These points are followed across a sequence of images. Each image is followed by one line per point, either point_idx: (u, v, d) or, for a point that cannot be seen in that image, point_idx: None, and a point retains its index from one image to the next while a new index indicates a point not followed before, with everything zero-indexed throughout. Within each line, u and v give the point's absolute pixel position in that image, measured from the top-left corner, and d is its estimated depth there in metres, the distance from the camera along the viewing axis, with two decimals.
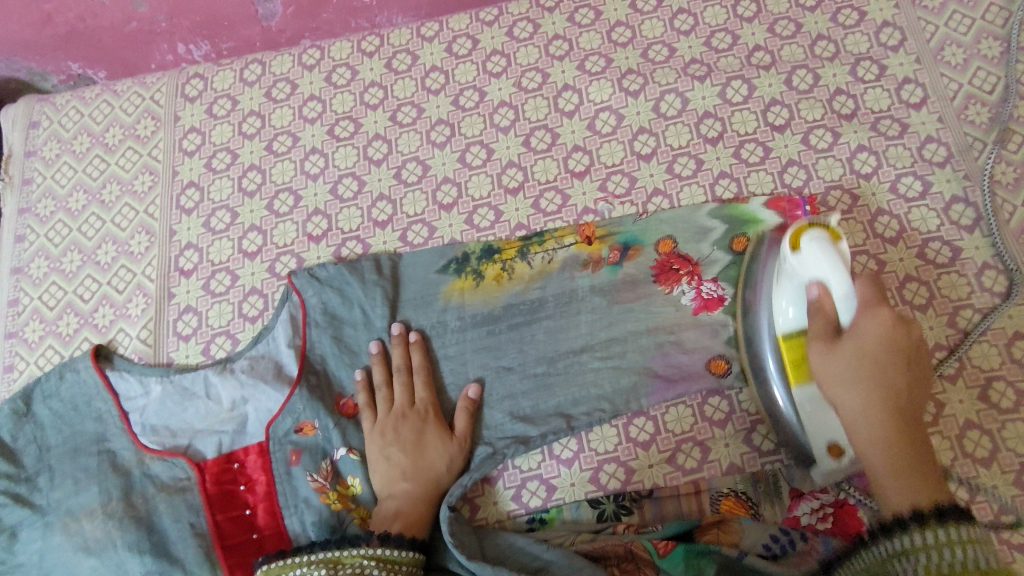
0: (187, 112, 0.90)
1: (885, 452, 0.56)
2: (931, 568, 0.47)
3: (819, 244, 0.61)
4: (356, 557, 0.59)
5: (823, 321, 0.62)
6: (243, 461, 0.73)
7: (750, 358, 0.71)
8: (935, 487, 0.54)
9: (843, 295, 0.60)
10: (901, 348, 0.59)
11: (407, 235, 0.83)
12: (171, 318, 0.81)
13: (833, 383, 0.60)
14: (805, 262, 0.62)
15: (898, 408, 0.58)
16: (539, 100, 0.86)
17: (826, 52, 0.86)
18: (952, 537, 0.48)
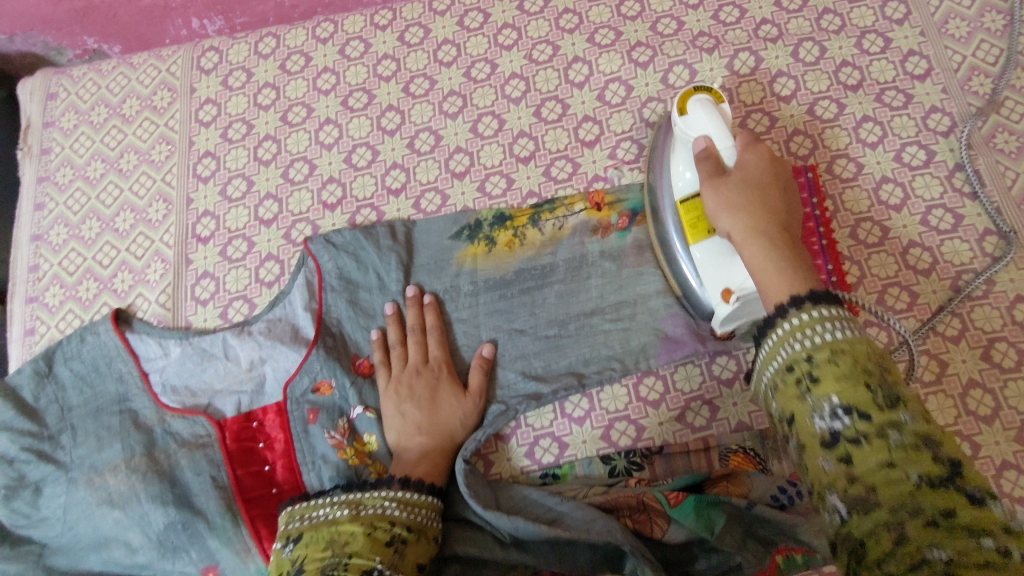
0: (203, 83, 0.92)
1: (771, 257, 0.56)
2: (828, 390, 0.45)
3: (702, 105, 0.69)
4: (379, 500, 0.62)
5: (711, 164, 0.65)
6: (262, 419, 0.75)
7: (658, 238, 0.76)
8: (809, 269, 0.55)
9: (727, 145, 0.66)
10: (773, 178, 0.63)
11: (421, 202, 0.84)
12: (189, 284, 0.83)
13: (716, 210, 0.63)
14: (691, 121, 0.69)
15: (778, 216, 0.60)
16: (550, 71, 0.88)
17: (831, 25, 0.87)
18: (833, 320, 0.49)
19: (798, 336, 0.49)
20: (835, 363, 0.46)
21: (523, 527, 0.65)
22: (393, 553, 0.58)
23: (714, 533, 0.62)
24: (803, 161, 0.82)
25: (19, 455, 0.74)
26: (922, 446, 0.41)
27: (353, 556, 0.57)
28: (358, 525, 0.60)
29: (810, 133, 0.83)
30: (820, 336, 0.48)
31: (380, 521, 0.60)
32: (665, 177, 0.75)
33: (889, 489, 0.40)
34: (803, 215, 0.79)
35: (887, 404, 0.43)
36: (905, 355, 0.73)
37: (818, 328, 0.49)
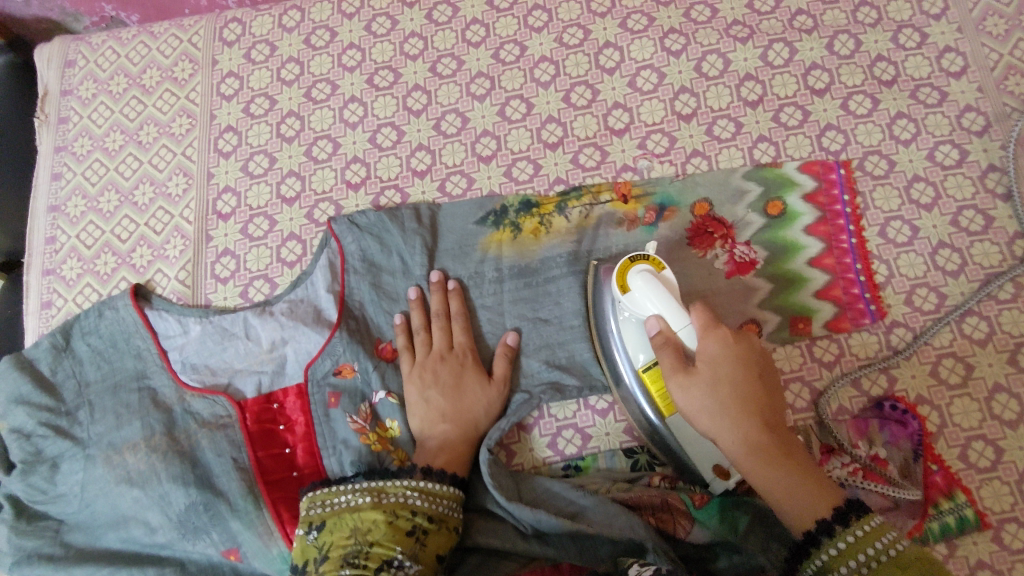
0: (225, 56, 0.90)
1: (783, 475, 0.56)
2: (851, 556, 0.52)
3: (643, 280, 0.63)
4: (400, 488, 0.61)
5: (673, 352, 0.61)
6: (283, 401, 0.74)
7: (621, 394, 0.71)
8: (825, 491, 0.55)
9: (682, 325, 0.61)
10: (745, 362, 0.59)
11: (446, 185, 0.83)
12: (209, 261, 0.82)
13: (709, 431, 0.58)
14: (636, 300, 0.64)
15: (764, 419, 0.58)
16: (580, 55, 0.86)
17: (868, 18, 0.86)
18: (817, 504, 0.54)
19: (800, 510, 0.55)
20: (856, 542, 0.52)
21: (545, 520, 0.65)
22: (414, 545, 0.59)
23: (737, 534, 0.64)
24: (835, 157, 0.81)
25: (36, 429, 0.73)
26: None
27: (375, 548, 0.57)
28: (380, 514, 0.59)
29: (844, 128, 0.82)
30: (872, 550, 0.51)
31: (402, 510, 0.60)
32: (616, 337, 0.69)
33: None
34: (833, 212, 0.78)
35: (884, 555, 0.51)
36: (931, 356, 0.73)
37: (862, 554, 0.52)
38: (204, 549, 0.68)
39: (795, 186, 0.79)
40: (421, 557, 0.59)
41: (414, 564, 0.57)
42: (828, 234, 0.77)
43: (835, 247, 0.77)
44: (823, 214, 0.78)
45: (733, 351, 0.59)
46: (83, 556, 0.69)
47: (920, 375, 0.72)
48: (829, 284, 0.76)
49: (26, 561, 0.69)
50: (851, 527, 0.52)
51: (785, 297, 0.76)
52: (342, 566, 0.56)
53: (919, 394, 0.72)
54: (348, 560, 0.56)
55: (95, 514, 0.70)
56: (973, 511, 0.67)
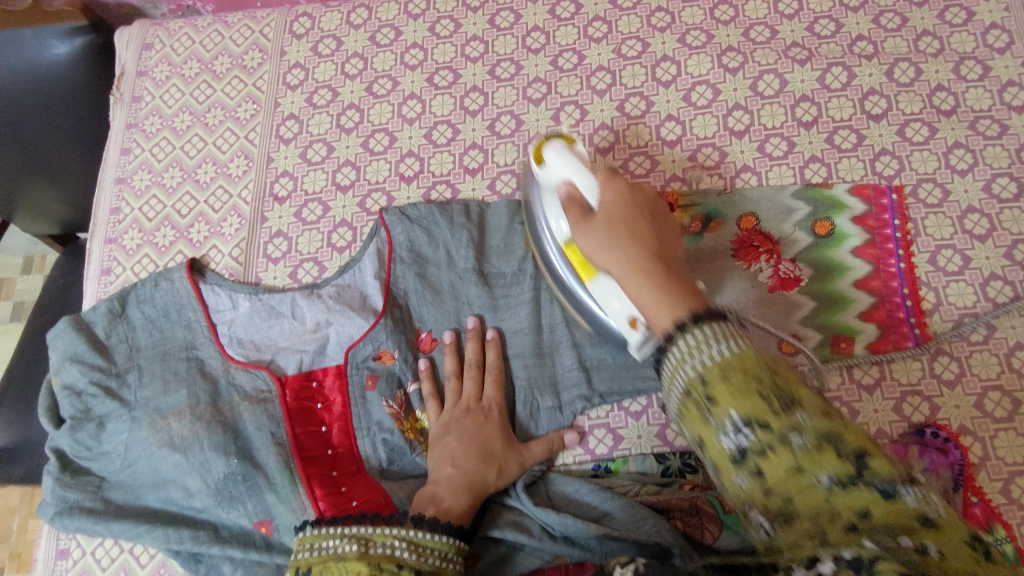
0: (294, 48, 0.94)
1: (630, 245, 0.52)
2: (733, 408, 0.40)
3: (559, 152, 0.64)
4: (389, 538, 0.56)
5: (577, 210, 0.58)
6: (322, 380, 0.76)
7: (557, 279, 0.72)
8: (683, 293, 0.47)
9: (586, 184, 0.59)
10: (647, 207, 0.56)
11: (496, 184, 0.85)
12: (262, 241, 0.85)
13: (597, 245, 0.54)
14: (551, 171, 0.65)
15: (646, 236, 0.53)
16: (637, 67, 0.88)
17: (929, 48, 0.86)
18: (717, 336, 0.42)
19: (694, 351, 0.42)
20: (729, 379, 0.40)
21: (573, 525, 0.65)
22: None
23: None
24: (888, 181, 0.80)
25: (87, 388, 0.76)
26: (827, 443, 0.38)
27: None
28: (365, 565, 0.53)
29: (898, 154, 0.81)
30: (706, 356, 0.42)
31: (387, 562, 0.54)
32: (540, 207, 0.71)
33: (805, 495, 0.38)
34: (882, 235, 0.78)
35: (784, 411, 0.39)
36: (977, 388, 0.72)
37: (697, 353, 0.42)
38: (236, 517, 0.69)
39: (844, 208, 0.79)
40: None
41: None
42: (876, 258, 0.77)
43: (882, 271, 0.76)
44: (871, 237, 0.77)
45: (626, 198, 0.56)
46: (121, 513, 0.71)
47: (964, 406, 0.71)
48: (874, 307, 0.75)
49: (68, 513, 0.72)
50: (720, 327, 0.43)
51: (828, 316, 0.75)
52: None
53: (963, 424, 0.70)
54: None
55: (137, 475, 0.73)
56: (1013, 547, 0.65)
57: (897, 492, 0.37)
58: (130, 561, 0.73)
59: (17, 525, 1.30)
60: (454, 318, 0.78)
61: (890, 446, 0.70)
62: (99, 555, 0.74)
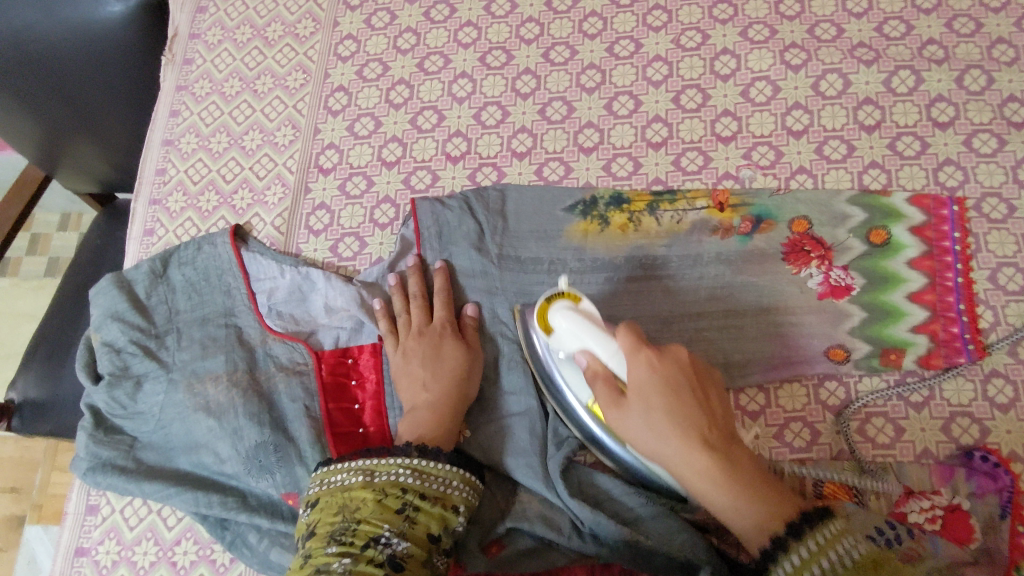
0: (347, 19, 0.93)
1: (675, 423, 0.59)
2: (814, 563, 0.53)
3: (565, 313, 0.64)
4: (392, 467, 0.60)
5: (609, 390, 0.62)
6: (357, 357, 0.76)
7: (558, 406, 0.69)
8: (774, 499, 0.57)
9: (609, 350, 0.62)
10: (671, 386, 0.59)
11: (543, 169, 0.83)
12: (305, 212, 0.84)
13: (644, 435, 0.60)
14: (558, 337, 0.65)
15: (698, 429, 0.59)
16: (696, 59, 0.86)
17: (1004, 56, 0.82)
18: (833, 540, 0.54)
19: (809, 549, 0.53)
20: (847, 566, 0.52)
21: (605, 525, 0.64)
22: (402, 522, 0.57)
23: None
24: (950, 192, 0.77)
25: (126, 346, 0.76)
26: (865, 562, 0.52)
27: (362, 524, 0.56)
28: (370, 493, 0.58)
29: (963, 165, 0.78)
30: (831, 560, 0.52)
31: (392, 489, 0.59)
32: (551, 368, 0.69)
33: (828, 563, 0.52)
34: (941, 248, 0.75)
35: (875, 564, 0.52)
36: None
37: (823, 562, 0.53)
38: (265, 488, 0.69)
39: (901, 217, 0.76)
40: (410, 535, 0.57)
41: (401, 541, 0.56)
42: (932, 270, 0.74)
43: (938, 284, 0.74)
44: (929, 248, 0.75)
45: (659, 370, 0.60)
46: (152, 474, 0.72)
47: (1017, 431, 0.68)
48: (926, 322, 0.73)
49: (100, 469, 0.72)
50: (829, 529, 0.54)
51: (878, 328, 0.73)
52: (329, 542, 0.55)
53: (1014, 450, 0.68)
54: (337, 537, 0.55)
55: (170, 438, 0.73)
56: None
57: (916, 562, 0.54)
58: (157, 521, 0.74)
59: (40, 477, 1.33)
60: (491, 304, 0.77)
61: (935, 468, 0.67)
62: (127, 514, 0.74)
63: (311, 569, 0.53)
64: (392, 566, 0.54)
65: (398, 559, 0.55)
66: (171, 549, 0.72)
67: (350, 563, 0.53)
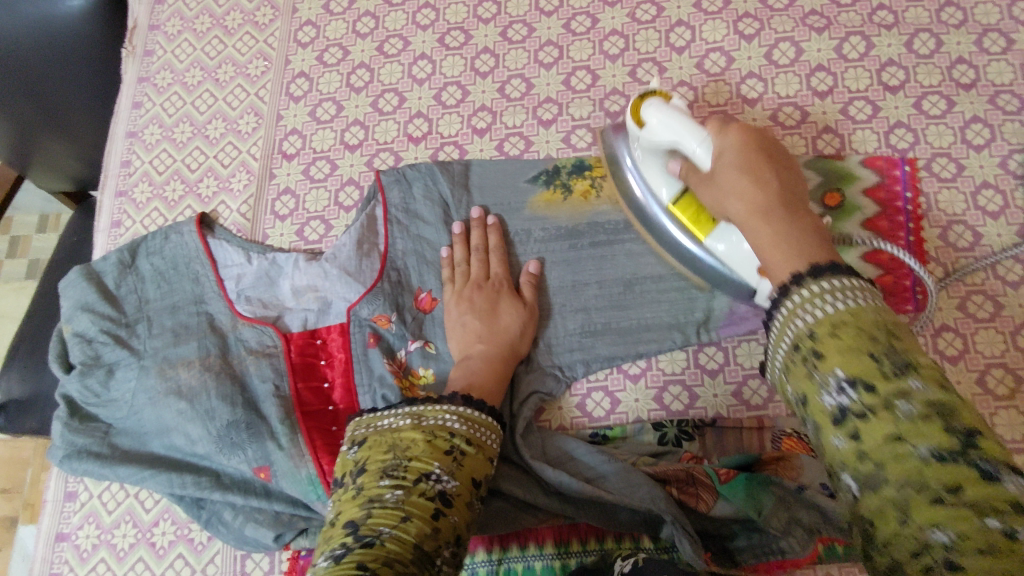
0: (306, 5, 0.93)
1: (749, 181, 0.54)
2: (831, 361, 0.40)
3: (658, 107, 0.66)
4: (440, 412, 0.60)
5: (691, 171, 0.64)
6: (326, 338, 0.78)
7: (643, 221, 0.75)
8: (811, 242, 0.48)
9: (698, 141, 0.61)
10: (761, 150, 0.57)
11: (504, 145, 0.84)
12: (270, 198, 0.85)
13: (728, 192, 0.56)
14: (654, 129, 0.66)
15: (783, 180, 0.54)
16: (651, 32, 0.87)
17: (952, 18, 0.83)
18: (845, 292, 0.42)
19: (816, 299, 0.43)
20: (837, 338, 0.40)
21: (567, 483, 0.66)
22: (452, 461, 0.56)
23: (760, 514, 0.62)
24: (901, 154, 0.79)
25: (97, 336, 0.77)
26: (934, 414, 0.36)
27: (412, 461, 0.55)
28: (419, 433, 0.58)
29: (914, 127, 0.80)
30: (833, 305, 0.42)
31: (441, 431, 0.58)
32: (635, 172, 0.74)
33: (898, 465, 0.36)
34: (893, 208, 0.76)
35: (896, 371, 0.38)
36: (980, 364, 0.71)
37: (825, 299, 0.42)
38: (237, 465, 0.70)
39: (855, 179, 0.77)
40: (460, 475, 0.56)
41: (451, 480, 0.55)
42: (885, 229, 0.76)
43: (891, 243, 0.75)
44: (882, 209, 0.76)
45: (744, 142, 0.58)
46: (127, 458, 0.73)
47: (966, 382, 0.71)
48: (879, 280, 0.74)
49: (76, 456, 0.74)
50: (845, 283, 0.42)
51: None
52: (381, 477, 0.54)
53: (964, 400, 0.70)
54: (388, 474, 0.55)
55: (142, 423, 0.74)
56: None
57: (988, 518, 0.33)
58: (135, 505, 0.75)
59: (31, 476, 1.34)
60: None
61: None
62: (105, 499, 0.76)
63: (365, 501, 0.52)
64: (442, 504, 0.53)
65: (448, 496, 0.54)
66: (150, 531, 0.74)
67: (401, 495, 0.52)
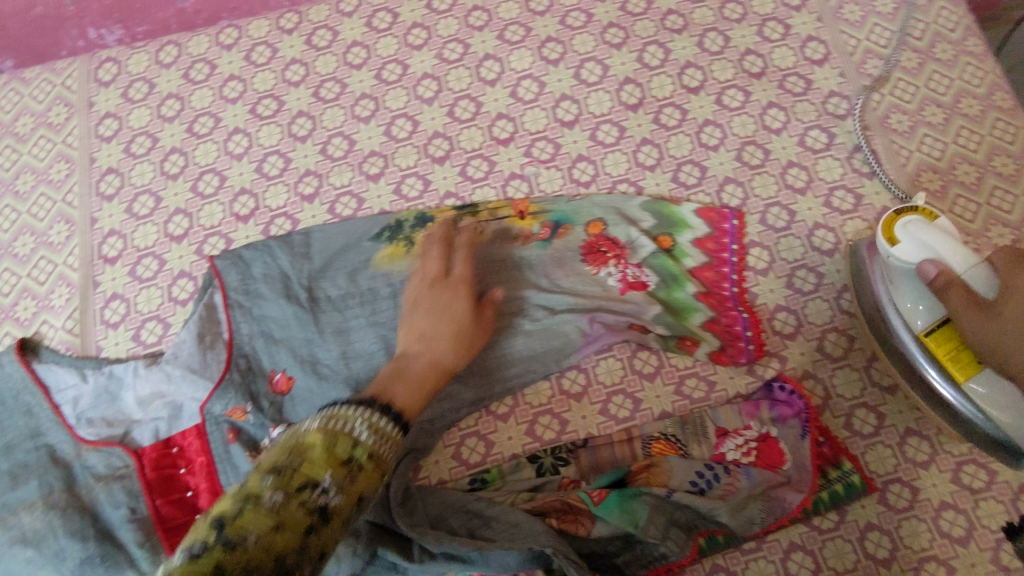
0: (102, 97, 0.89)
1: (1003, 328, 0.57)
2: None
3: (911, 226, 0.65)
4: (352, 417, 0.49)
5: (961, 293, 0.60)
6: (182, 444, 0.74)
7: (913, 382, 0.67)
8: None
9: (965, 264, 0.61)
10: None
11: (336, 207, 0.83)
12: (97, 307, 0.80)
13: (1010, 342, 0.56)
14: (905, 250, 0.65)
15: None
16: (461, 70, 0.87)
17: (733, 14, 0.88)
18: None
19: None
20: None
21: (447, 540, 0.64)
22: (348, 474, 0.45)
23: (637, 526, 0.64)
24: (714, 151, 0.82)
25: None
26: None
27: (307, 463, 0.45)
28: (322, 435, 0.47)
29: (720, 122, 0.83)
30: None
31: (345, 438, 0.47)
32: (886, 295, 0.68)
33: None
34: (720, 230, 0.78)
35: None
36: (815, 334, 0.75)
37: None
38: None
39: (687, 226, 0.79)
40: (352, 489, 0.45)
41: (342, 495, 0.44)
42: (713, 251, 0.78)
43: (716, 263, 0.77)
44: (710, 230, 0.78)
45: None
46: None
47: (808, 352, 0.74)
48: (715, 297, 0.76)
49: None
50: None
51: (669, 294, 0.77)
52: (265, 472, 0.44)
53: (806, 369, 0.74)
54: (274, 466, 0.44)
55: None
56: (860, 476, 0.68)
57: None
58: None
59: None
60: (306, 351, 0.76)
61: (744, 405, 0.72)
62: None
63: (239, 496, 0.42)
64: (321, 519, 0.42)
65: (330, 510, 0.43)
66: None
67: (280, 499, 0.42)
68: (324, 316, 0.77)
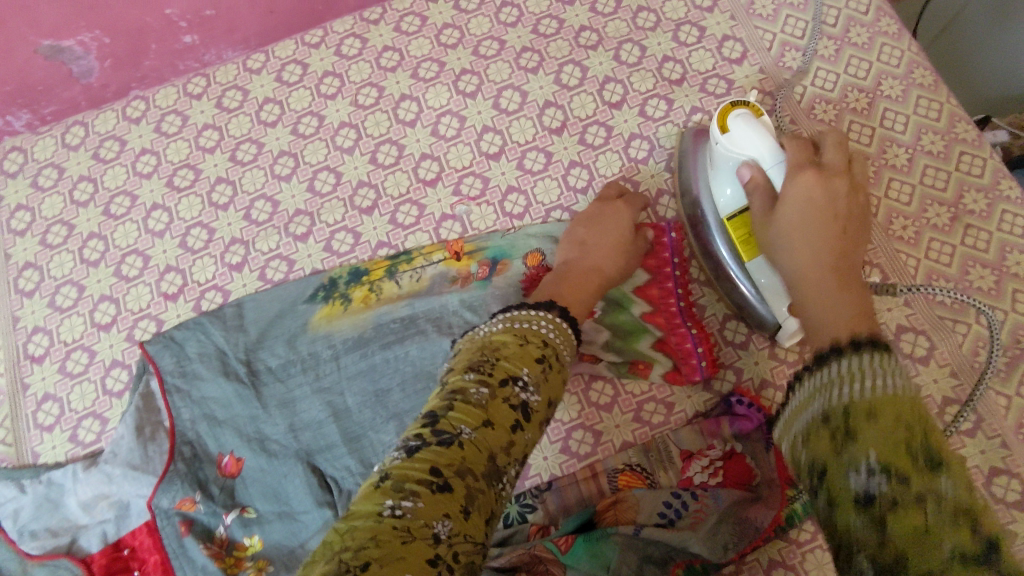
0: (12, 189, 0.86)
1: (806, 248, 0.53)
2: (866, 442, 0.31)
3: (745, 121, 0.62)
4: (536, 318, 0.53)
5: (763, 195, 0.59)
6: (134, 545, 0.70)
7: (712, 268, 0.73)
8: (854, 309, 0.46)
9: (773, 163, 0.59)
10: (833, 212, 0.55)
11: (266, 273, 0.80)
12: (30, 411, 0.78)
13: (780, 250, 0.55)
14: (737, 140, 0.62)
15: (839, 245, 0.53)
16: (378, 114, 0.85)
17: (647, 22, 0.86)
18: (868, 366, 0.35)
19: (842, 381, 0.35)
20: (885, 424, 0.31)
21: None
22: (539, 372, 0.48)
23: (609, 569, 0.62)
24: (644, 165, 0.81)
25: None
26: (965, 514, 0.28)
27: (502, 361, 0.47)
28: (511, 337, 0.49)
29: (647, 135, 0.82)
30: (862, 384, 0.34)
31: (534, 338, 0.50)
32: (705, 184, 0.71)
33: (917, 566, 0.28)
34: (659, 245, 0.75)
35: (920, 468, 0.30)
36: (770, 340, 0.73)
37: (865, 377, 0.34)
38: None
39: None
40: (546, 388, 0.48)
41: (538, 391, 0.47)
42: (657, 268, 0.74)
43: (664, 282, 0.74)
44: (651, 249, 0.75)
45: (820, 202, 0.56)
46: None
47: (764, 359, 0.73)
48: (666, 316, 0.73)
49: None
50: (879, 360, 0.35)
51: (616, 317, 0.74)
52: (466, 369, 0.46)
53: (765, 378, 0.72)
54: (471, 366, 0.47)
55: None
56: None
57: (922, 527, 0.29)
58: None
59: None
60: (251, 429, 0.73)
61: (704, 425, 0.70)
62: None
63: (447, 392, 0.45)
64: (523, 415, 0.45)
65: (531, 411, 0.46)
66: None
67: (487, 392, 0.44)
68: (266, 390, 0.74)
